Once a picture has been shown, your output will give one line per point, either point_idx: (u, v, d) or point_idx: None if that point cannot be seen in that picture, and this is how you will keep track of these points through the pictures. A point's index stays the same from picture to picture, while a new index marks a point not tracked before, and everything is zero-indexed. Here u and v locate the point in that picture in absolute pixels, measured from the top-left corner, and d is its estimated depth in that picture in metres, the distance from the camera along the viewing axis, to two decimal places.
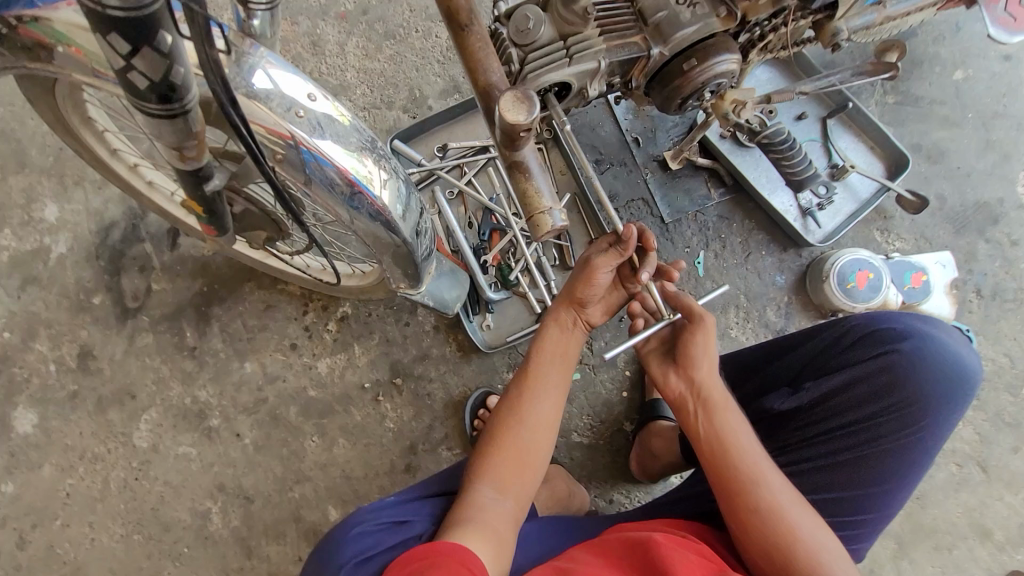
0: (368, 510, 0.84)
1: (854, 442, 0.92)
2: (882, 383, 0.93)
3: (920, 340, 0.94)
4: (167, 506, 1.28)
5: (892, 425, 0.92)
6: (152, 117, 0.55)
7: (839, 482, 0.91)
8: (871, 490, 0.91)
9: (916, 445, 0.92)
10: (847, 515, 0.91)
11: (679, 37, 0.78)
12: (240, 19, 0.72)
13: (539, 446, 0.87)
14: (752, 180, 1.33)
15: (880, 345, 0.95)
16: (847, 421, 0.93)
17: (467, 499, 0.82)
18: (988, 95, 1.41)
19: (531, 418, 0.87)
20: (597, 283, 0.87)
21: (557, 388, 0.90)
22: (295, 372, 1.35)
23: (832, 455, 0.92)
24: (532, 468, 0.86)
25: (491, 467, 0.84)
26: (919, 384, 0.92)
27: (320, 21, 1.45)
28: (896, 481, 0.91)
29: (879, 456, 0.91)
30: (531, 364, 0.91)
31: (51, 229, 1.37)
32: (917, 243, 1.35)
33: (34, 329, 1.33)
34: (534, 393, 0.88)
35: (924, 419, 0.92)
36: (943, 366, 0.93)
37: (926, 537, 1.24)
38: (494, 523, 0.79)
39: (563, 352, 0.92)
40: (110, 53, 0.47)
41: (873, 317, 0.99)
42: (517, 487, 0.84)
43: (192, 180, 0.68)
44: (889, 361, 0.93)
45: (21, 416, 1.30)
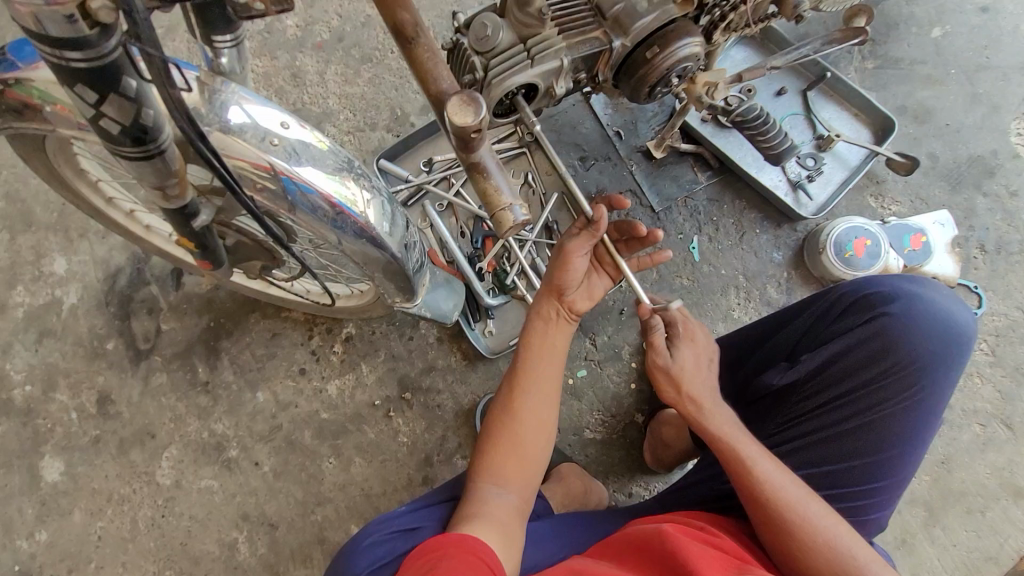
0: (379, 520, 0.85)
1: (855, 410, 0.91)
2: (875, 349, 0.92)
3: (908, 301, 0.93)
4: (195, 540, 1.31)
5: (892, 389, 0.90)
6: (130, 160, 0.57)
7: (844, 452, 0.90)
8: (880, 457, 0.89)
9: (920, 406, 0.90)
10: (858, 485, 0.89)
11: (638, 27, 0.80)
12: (208, 59, 0.74)
13: (536, 442, 0.88)
14: (737, 160, 1.33)
15: (869, 311, 0.94)
16: (846, 390, 0.92)
17: (472, 497, 0.83)
18: (969, 48, 1.39)
19: (525, 414, 0.88)
20: (574, 266, 0.90)
21: (550, 387, 0.91)
22: (307, 397, 1.37)
23: (833, 425, 0.91)
24: (531, 467, 0.87)
25: (493, 466, 0.86)
26: (913, 345, 0.90)
27: (298, 53, 1.49)
28: (904, 445, 0.90)
29: (882, 422, 0.90)
30: (520, 361, 0.92)
31: (61, 282, 1.41)
32: (914, 204, 1.33)
33: (54, 380, 1.37)
34: (526, 389, 0.89)
35: (924, 380, 0.90)
36: (934, 324, 0.91)
37: (957, 502, 1.21)
38: (501, 520, 0.80)
39: (550, 347, 0.92)
40: (82, 104, 0.51)
41: (861, 283, 0.98)
42: (518, 483, 0.85)
43: (179, 217, 0.71)
44: (880, 325, 0.92)
45: (49, 465, 1.33)
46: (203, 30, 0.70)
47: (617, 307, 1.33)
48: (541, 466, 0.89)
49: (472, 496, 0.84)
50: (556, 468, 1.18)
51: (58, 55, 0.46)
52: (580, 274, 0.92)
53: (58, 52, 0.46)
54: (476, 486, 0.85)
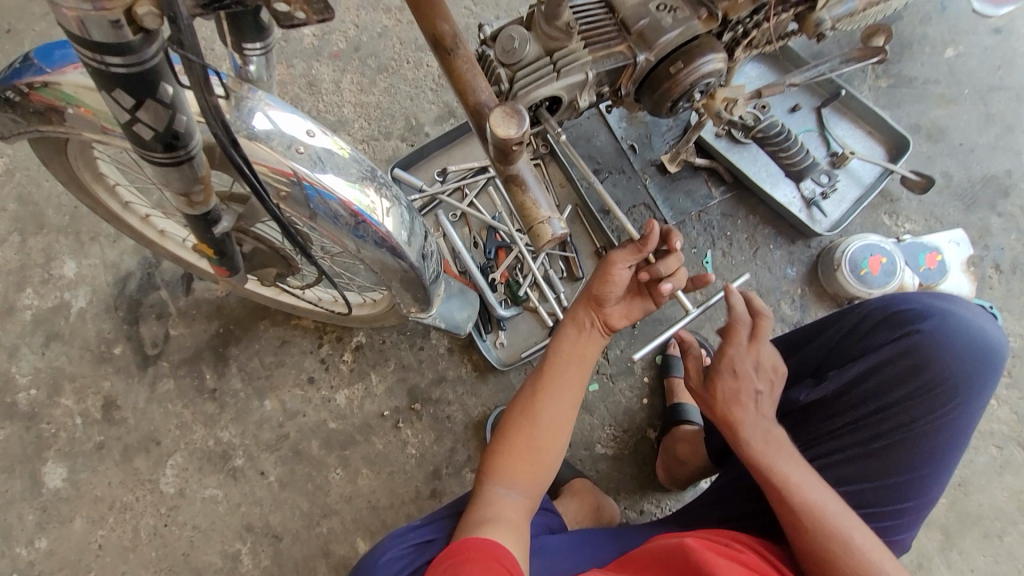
0: (395, 535, 0.85)
1: (886, 428, 0.90)
2: (906, 367, 0.91)
3: (940, 319, 0.92)
4: (198, 551, 1.28)
5: (924, 407, 0.90)
6: (159, 166, 0.57)
7: (874, 471, 0.89)
8: (909, 476, 0.89)
9: (951, 425, 0.90)
10: (889, 504, 0.89)
11: (663, 42, 0.80)
12: (236, 66, 0.74)
13: (552, 446, 0.86)
14: (752, 175, 1.33)
15: (900, 327, 0.94)
16: (876, 407, 0.91)
17: (482, 498, 0.82)
18: (982, 69, 1.40)
19: (544, 418, 0.86)
20: (616, 279, 0.87)
21: (568, 390, 0.88)
22: (315, 406, 1.35)
23: (863, 443, 0.91)
24: (545, 468, 0.86)
25: (504, 466, 0.84)
26: (945, 363, 0.90)
27: (314, 61, 1.50)
28: (933, 465, 0.89)
29: (912, 441, 0.89)
30: (546, 362, 0.90)
31: (70, 285, 1.40)
32: (928, 223, 1.33)
33: (60, 384, 1.36)
34: (546, 392, 0.88)
35: (956, 399, 0.90)
36: (967, 342, 0.91)
37: (974, 525, 1.19)
38: (513, 520, 0.80)
39: (579, 356, 0.90)
40: (116, 109, 0.50)
41: (889, 300, 0.98)
42: (529, 484, 0.84)
43: (201, 224, 0.70)
44: (911, 342, 0.91)
45: (52, 471, 1.31)
46: (233, 37, 0.70)
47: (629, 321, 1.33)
48: (553, 469, 0.87)
49: (481, 496, 0.82)
50: (568, 483, 1.17)
51: (97, 59, 0.46)
52: (624, 286, 0.89)
53: (97, 56, 0.46)
54: (485, 486, 0.84)
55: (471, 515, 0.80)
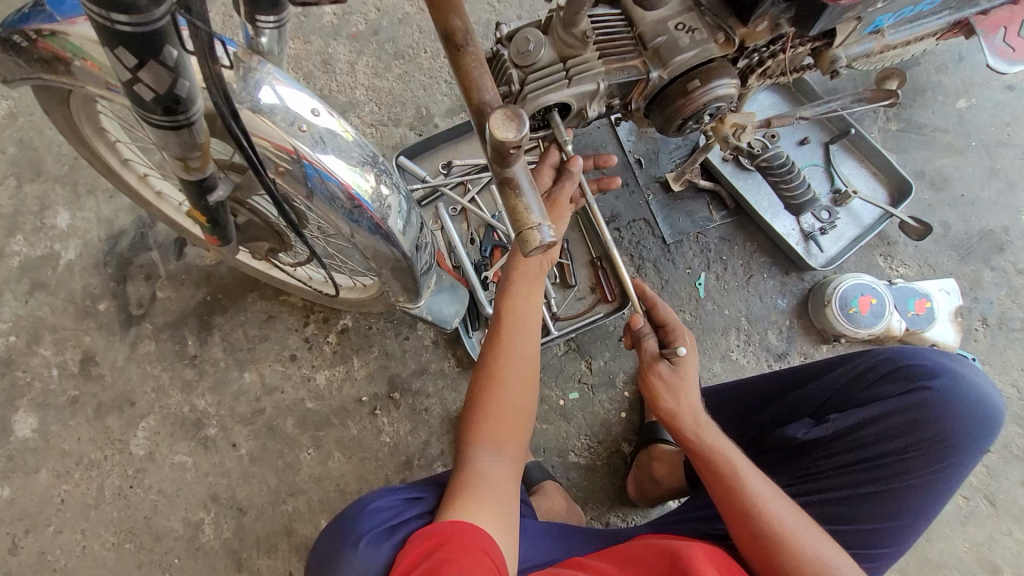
0: (382, 490, 0.84)
1: (878, 476, 0.92)
2: (909, 420, 0.93)
3: (950, 378, 0.93)
4: (159, 516, 1.28)
5: (919, 462, 0.91)
6: (158, 128, 0.56)
7: (860, 515, 0.91)
8: (892, 525, 0.90)
9: (942, 483, 0.91)
10: (869, 548, 0.90)
11: (678, 61, 0.80)
12: (248, 36, 0.73)
13: (520, 400, 0.87)
14: (754, 204, 1.33)
15: (910, 381, 0.95)
16: (871, 453, 0.92)
17: (466, 469, 0.82)
18: (992, 123, 1.41)
19: (508, 374, 0.87)
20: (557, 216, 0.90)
21: (527, 339, 0.90)
22: (294, 384, 1.35)
23: (854, 487, 0.92)
24: (518, 426, 0.86)
25: (481, 434, 0.84)
26: (948, 422, 0.91)
27: (332, 40, 1.49)
28: (918, 517, 0.91)
29: (902, 492, 0.91)
30: (500, 319, 0.90)
31: (61, 236, 1.39)
32: (921, 269, 1.34)
33: (40, 334, 1.34)
34: (506, 345, 0.89)
35: (951, 457, 0.91)
36: (972, 404, 0.92)
37: (932, 572, 1.20)
38: (496, 485, 0.80)
39: (529, 304, 0.92)
40: (118, 66, 0.50)
41: (900, 352, 0.99)
42: (508, 445, 0.84)
43: (196, 191, 0.70)
44: (918, 398, 0.93)
45: (22, 420, 1.30)
46: (248, 8, 0.70)
47: (616, 333, 1.33)
48: (528, 421, 0.88)
49: (463, 468, 0.82)
50: (540, 485, 1.17)
51: (103, 16, 0.45)
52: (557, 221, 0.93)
53: (104, 13, 0.45)
54: (466, 457, 0.83)
55: (458, 491, 0.79)
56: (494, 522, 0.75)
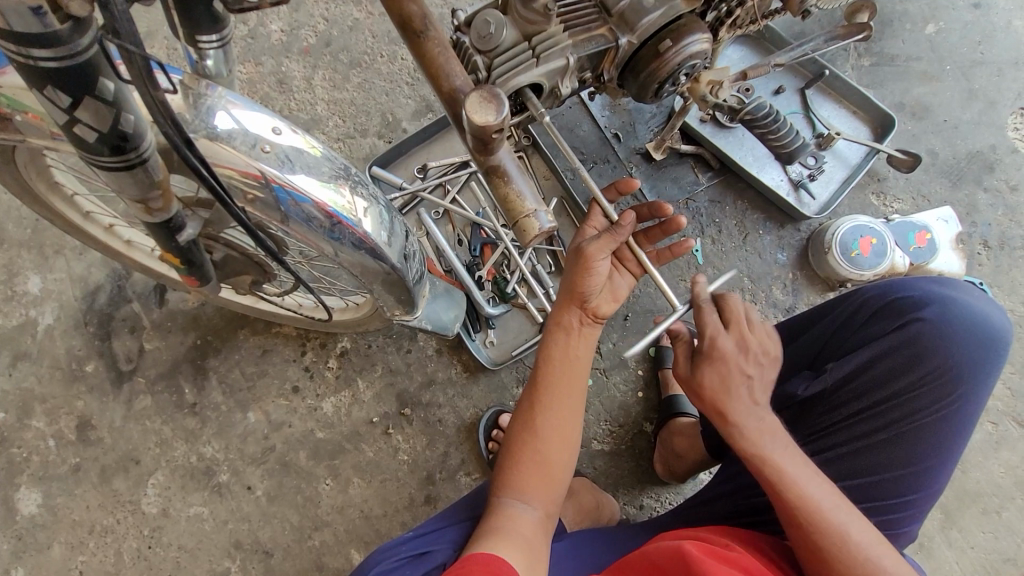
0: (387, 547, 0.83)
1: (890, 419, 0.89)
2: (908, 357, 0.90)
3: (942, 305, 0.91)
4: (184, 572, 1.23)
5: (927, 397, 0.89)
6: (109, 171, 0.52)
7: (877, 463, 0.89)
8: (914, 469, 0.88)
9: (955, 415, 0.89)
10: (895, 498, 0.88)
11: (645, 24, 0.76)
12: (192, 60, 0.69)
13: (561, 460, 0.84)
14: (738, 160, 1.31)
15: (902, 315, 0.92)
16: (877, 398, 0.90)
17: (495, 511, 0.81)
18: (963, 44, 1.39)
19: (546, 429, 0.84)
20: (597, 270, 0.81)
21: (568, 398, 0.85)
22: (301, 416, 1.31)
23: (868, 436, 0.90)
24: (554, 481, 0.84)
25: (515, 482, 0.82)
26: (948, 351, 0.89)
27: (284, 58, 1.44)
28: (940, 455, 0.89)
29: (918, 432, 0.89)
30: (541, 374, 0.86)
31: (35, 302, 1.34)
32: (916, 201, 1.32)
33: (29, 406, 1.29)
34: (547, 401, 0.84)
35: (959, 387, 0.89)
36: (970, 328, 0.90)
37: (972, 502, 1.19)
38: (525, 535, 0.78)
39: (572, 360, 0.86)
40: (52, 108, 0.45)
41: (888, 287, 0.96)
42: (543, 498, 0.82)
43: (163, 232, 0.65)
44: (913, 331, 0.90)
45: (25, 497, 1.25)
46: (186, 30, 0.65)
47: (621, 314, 1.30)
48: (567, 479, 0.86)
49: (492, 514, 0.81)
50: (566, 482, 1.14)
51: (23, 54, 0.40)
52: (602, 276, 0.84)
53: (23, 50, 0.40)
54: (498, 501, 0.82)
55: (485, 534, 0.77)
56: (518, 560, 0.74)
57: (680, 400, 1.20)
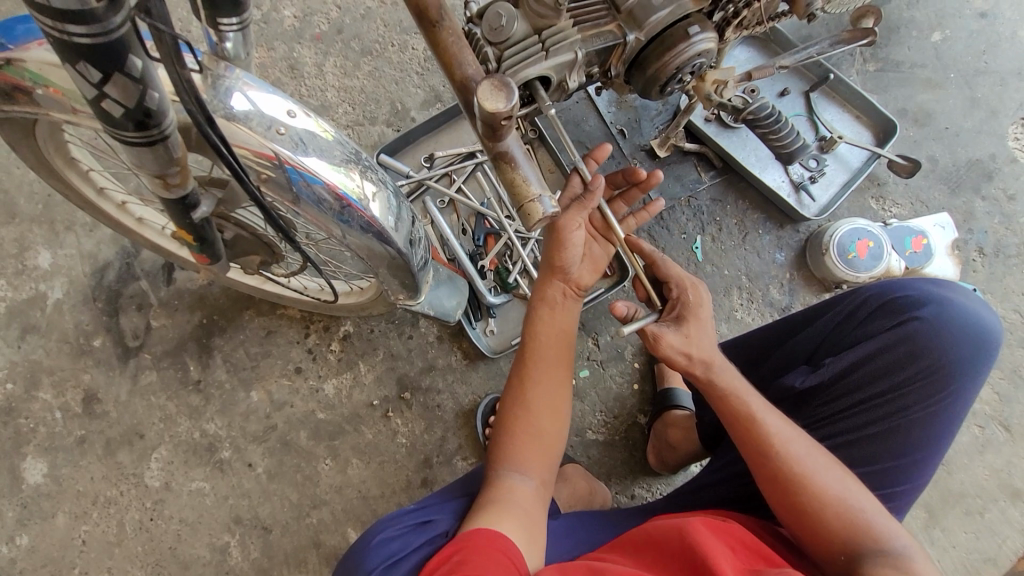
0: (391, 517, 0.85)
1: (881, 413, 0.92)
2: (904, 353, 0.92)
3: (939, 306, 0.93)
4: (184, 544, 1.26)
5: (919, 393, 0.91)
6: (132, 145, 0.54)
7: (868, 455, 0.91)
8: (902, 462, 0.90)
9: (945, 413, 0.91)
10: (880, 489, 0.91)
11: (653, 21, 0.78)
12: (212, 42, 0.71)
13: (554, 431, 0.88)
14: (741, 160, 1.33)
15: (899, 314, 0.95)
16: (872, 392, 0.93)
17: (495, 482, 0.84)
18: (968, 53, 1.41)
19: (536, 403, 0.87)
20: (571, 242, 0.86)
21: (557, 371, 0.89)
22: (302, 397, 1.33)
23: (861, 429, 0.92)
24: (549, 450, 0.87)
25: (511, 454, 0.85)
26: (942, 350, 0.92)
27: (296, 44, 1.46)
28: (928, 450, 0.91)
29: (909, 426, 0.91)
30: (528, 348, 0.90)
31: (45, 276, 1.36)
32: (914, 207, 1.34)
33: (38, 378, 1.32)
34: (535, 373, 0.88)
35: (952, 386, 0.91)
36: (964, 329, 0.92)
37: (956, 503, 1.22)
38: (522, 502, 0.81)
39: (557, 333, 0.90)
40: (81, 83, 0.48)
41: (888, 287, 0.99)
42: (539, 470, 0.86)
43: (179, 208, 0.68)
44: (910, 330, 0.93)
45: (31, 467, 1.28)
46: (206, 12, 0.67)
47: (620, 307, 1.33)
48: (561, 450, 0.89)
49: (493, 485, 0.83)
50: (560, 469, 1.17)
51: (58, 29, 0.43)
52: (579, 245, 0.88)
53: (59, 26, 0.42)
54: (497, 474, 0.85)
55: (486, 505, 0.80)
56: (519, 532, 0.76)
57: (675, 393, 1.23)
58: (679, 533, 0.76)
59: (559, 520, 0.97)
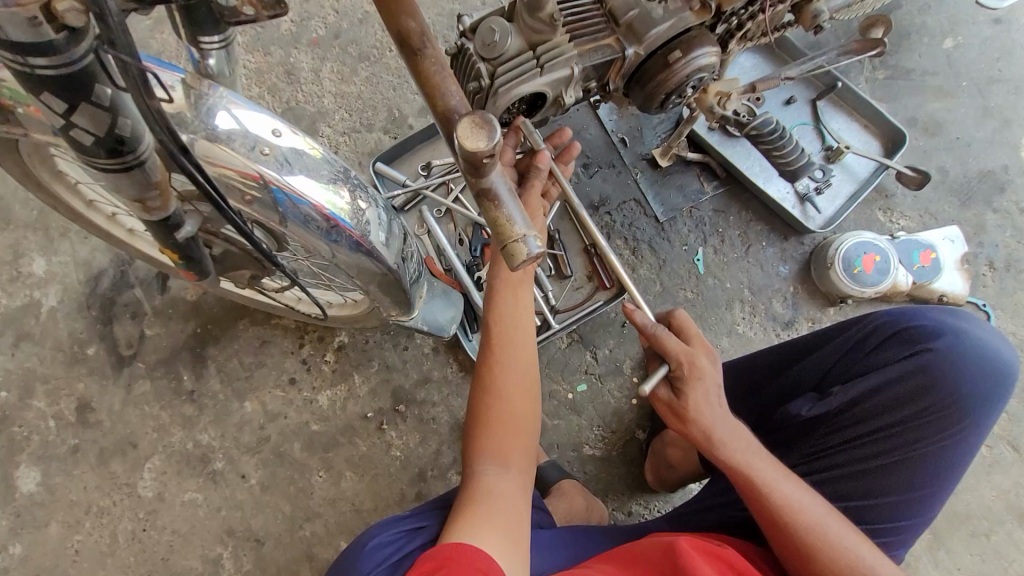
0: (386, 522, 0.84)
1: (891, 446, 0.89)
2: (915, 385, 0.90)
3: (953, 337, 0.91)
4: (177, 556, 1.26)
5: (931, 428, 0.89)
6: (107, 172, 0.52)
7: (875, 488, 0.88)
8: (910, 495, 0.88)
9: (956, 446, 0.89)
10: (888, 523, 0.88)
11: (653, 35, 0.76)
12: (194, 59, 0.68)
13: (527, 412, 0.86)
14: (744, 171, 1.30)
15: (912, 344, 0.92)
16: (881, 424, 0.90)
17: (473, 478, 0.82)
18: (981, 60, 1.37)
19: (506, 388, 0.85)
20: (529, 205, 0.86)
21: (520, 347, 0.87)
22: (296, 408, 1.32)
23: (869, 460, 0.89)
24: (522, 434, 0.85)
25: (486, 446, 0.83)
26: (957, 382, 0.89)
27: (292, 49, 1.44)
28: (937, 484, 0.88)
29: (918, 459, 0.88)
30: (494, 331, 0.88)
31: (40, 283, 1.35)
32: (922, 219, 1.31)
33: (31, 386, 1.31)
34: (504, 357, 0.86)
35: (964, 419, 0.89)
36: (979, 363, 0.89)
37: (961, 524, 1.19)
38: (502, 497, 0.79)
39: (519, 308, 0.89)
40: (48, 113, 0.46)
41: (901, 314, 0.96)
42: (517, 458, 0.84)
43: (162, 230, 0.66)
44: (923, 361, 0.90)
45: (25, 475, 1.27)
46: (188, 30, 0.65)
47: (619, 320, 1.31)
48: (535, 429, 0.87)
49: (472, 482, 0.81)
50: (557, 485, 1.15)
51: (21, 62, 0.41)
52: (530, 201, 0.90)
53: (22, 58, 0.41)
54: (471, 470, 0.82)
55: (465, 506, 0.78)
56: (495, 531, 0.74)
57: None
58: (671, 555, 0.75)
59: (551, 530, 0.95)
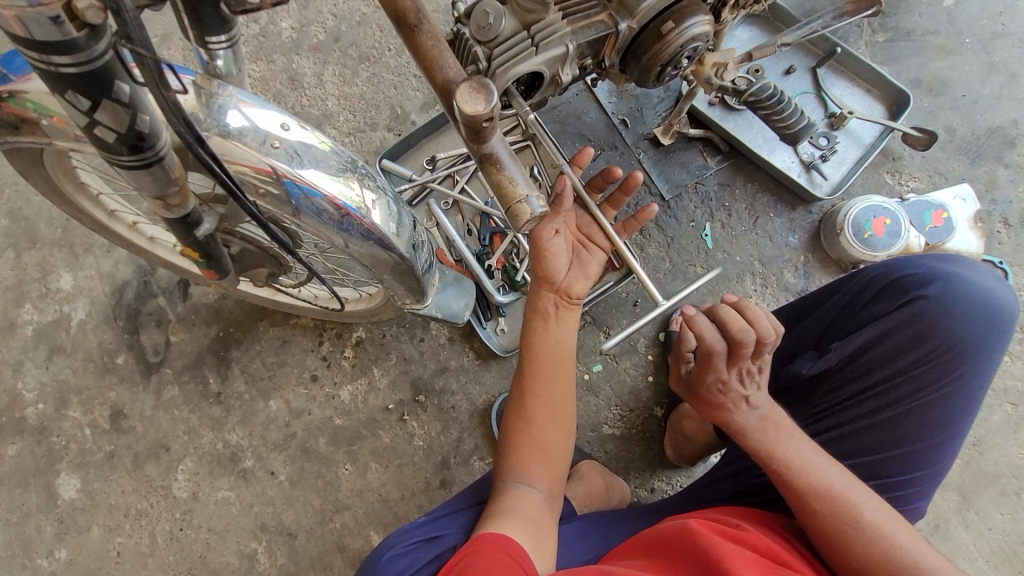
0: (400, 532, 0.85)
1: (895, 398, 0.89)
2: (913, 333, 0.89)
3: (945, 282, 0.90)
4: (214, 553, 1.29)
5: (933, 374, 0.88)
6: (128, 170, 0.55)
7: (884, 441, 0.88)
8: (920, 446, 0.87)
9: (962, 392, 0.88)
10: (901, 475, 0.87)
11: (645, 8, 0.77)
12: (203, 61, 0.71)
13: (559, 440, 0.89)
14: (748, 143, 1.30)
15: (903, 294, 0.92)
16: (881, 376, 0.90)
17: (504, 491, 0.84)
18: (983, 16, 1.35)
19: (540, 415, 0.88)
20: (551, 251, 0.86)
21: (558, 383, 0.89)
22: (319, 404, 1.35)
23: (873, 414, 0.89)
24: (555, 463, 0.88)
25: (519, 464, 0.86)
26: (953, 327, 0.88)
27: (295, 55, 1.47)
28: (947, 433, 0.88)
29: (924, 408, 0.88)
30: (528, 360, 0.90)
31: (68, 298, 1.40)
32: (932, 179, 1.30)
33: (66, 397, 1.36)
34: (536, 384, 0.89)
35: (965, 363, 0.88)
36: (972, 304, 0.89)
37: (990, 484, 1.18)
38: (533, 515, 0.81)
39: (556, 343, 0.89)
40: (73, 113, 0.49)
41: (891, 266, 0.96)
42: (546, 480, 0.86)
43: (181, 227, 0.68)
44: (916, 308, 0.90)
45: (66, 483, 1.32)
46: (195, 31, 0.67)
47: (631, 299, 1.31)
48: (567, 458, 0.90)
49: (502, 494, 0.84)
50: (577, 467, 1.16)
51: (44, 60, 0.44)
52: (563, 257, 0.88)
53: (45, 58, 0.44)
54: (504, 485, 0.85)
55: (495, 511, 0.81)
56: (523, 535, 0.77)
57: None
58: (689, 535, 0.75)
59: (572, 524, 0.96)
